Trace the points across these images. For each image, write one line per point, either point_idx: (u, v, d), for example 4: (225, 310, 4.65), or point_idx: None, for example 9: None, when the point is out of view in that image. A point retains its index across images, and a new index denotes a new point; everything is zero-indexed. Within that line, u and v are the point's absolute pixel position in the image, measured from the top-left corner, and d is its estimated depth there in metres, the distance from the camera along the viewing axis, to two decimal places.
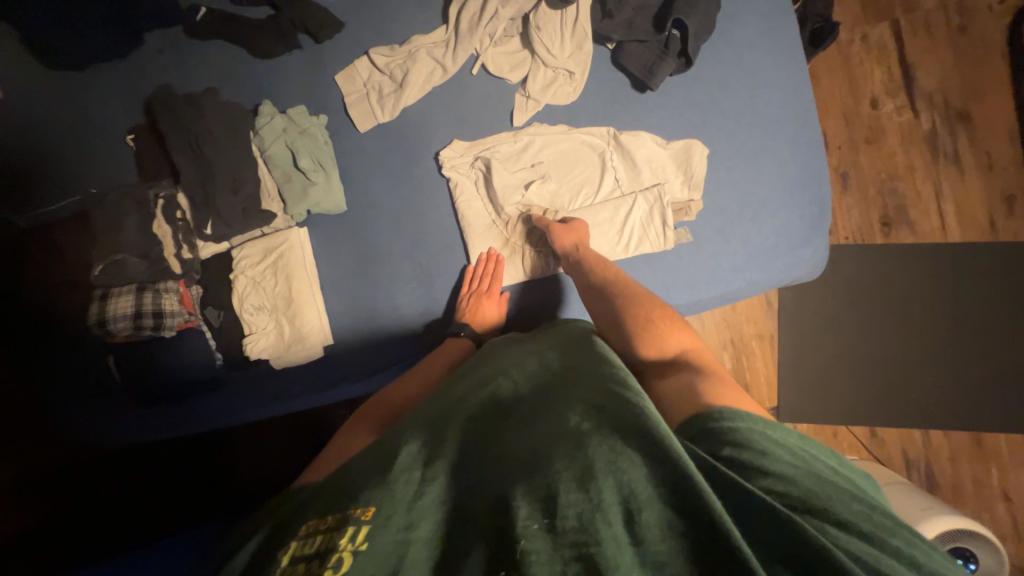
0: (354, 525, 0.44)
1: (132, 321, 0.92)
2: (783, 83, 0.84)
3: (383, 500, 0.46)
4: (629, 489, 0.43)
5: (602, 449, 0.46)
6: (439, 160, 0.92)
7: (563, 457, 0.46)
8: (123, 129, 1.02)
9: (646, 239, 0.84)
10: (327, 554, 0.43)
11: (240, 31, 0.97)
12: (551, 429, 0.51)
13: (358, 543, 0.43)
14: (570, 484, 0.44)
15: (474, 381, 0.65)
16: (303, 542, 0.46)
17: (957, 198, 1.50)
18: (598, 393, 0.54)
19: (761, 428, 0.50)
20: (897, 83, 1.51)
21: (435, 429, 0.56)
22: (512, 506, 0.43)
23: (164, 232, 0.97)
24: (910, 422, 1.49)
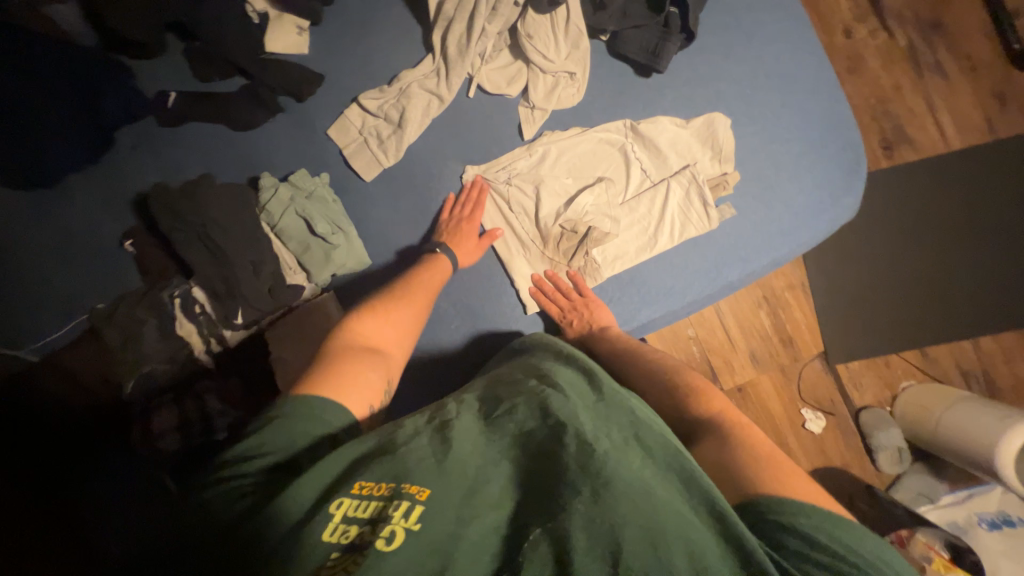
0: (409, 501, 0.50)
1: (182, 434, 0.88)
2: (787, 35, 0.82)
3: (440, 489, 0.51)
4: (698, 558, 0.46)
5: (673, 512, 0.49)
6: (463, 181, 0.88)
7: (628, 497, 0.49)
8: (118, 236, 0.97)
9: (693, 221, 0.82)
10: (380, 522, 0.49)
11: (216, 106, 0.93)
12: (614, 452, 0.53)
13: (413, 523, 0.48)
14: (635, 533, 0.46)
15: (522, 381, 0.66)
16: (356, 505, 0.50)
17: (949, 106, 1.50)
18: (661, 444, 0.56)
19: (832, 529, 0.49)
20: (864, 8, 1.51)
21: (488, 433, 0.58)
22: (569, 533, 0.47)
23: (188, 332, 0.92)
24: (958, 335, 1.49)
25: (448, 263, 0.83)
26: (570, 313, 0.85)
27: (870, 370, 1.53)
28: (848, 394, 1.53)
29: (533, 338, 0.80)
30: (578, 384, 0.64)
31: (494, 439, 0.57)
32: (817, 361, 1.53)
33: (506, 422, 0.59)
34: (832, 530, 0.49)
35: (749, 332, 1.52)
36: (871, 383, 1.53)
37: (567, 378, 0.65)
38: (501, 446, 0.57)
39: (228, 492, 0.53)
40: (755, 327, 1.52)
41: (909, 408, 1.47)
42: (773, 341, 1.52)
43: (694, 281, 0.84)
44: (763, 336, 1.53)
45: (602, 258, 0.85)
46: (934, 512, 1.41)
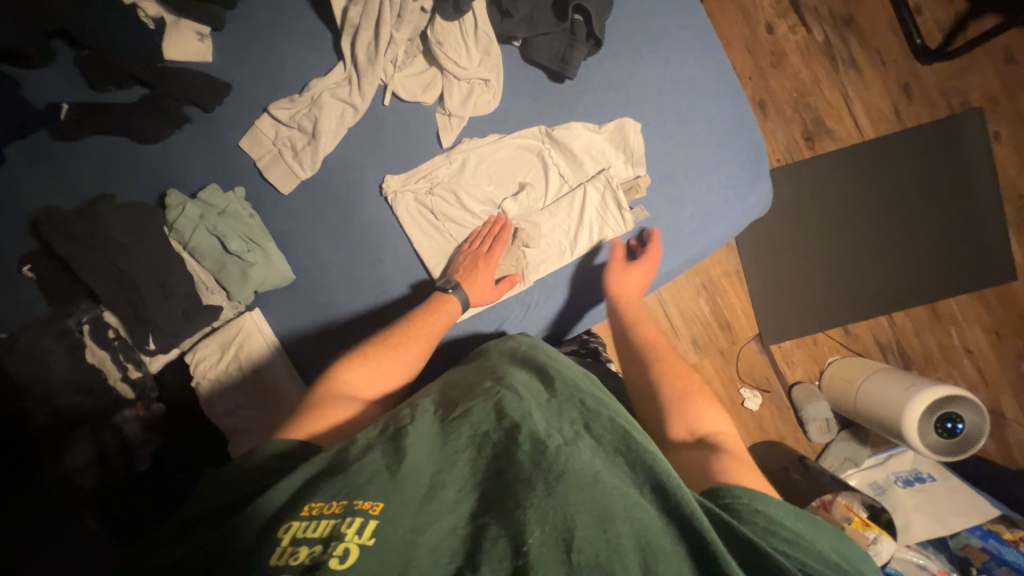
0: (364, 517, 0.47)
1: (98, 466, 0.84)
2: (692, 41, 0.85)
3: (392, 499, 0.49)
4: (647, 538, 0.46)
5: (620, 495, 0.48)
6: (385, 192, 0.87)
7: (579, 486, 0.48)
8: (15, 260, 0.90)
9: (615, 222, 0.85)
10: (331, 541, 0.45)
11: (113, 118, 0.87)
12: (565, 446, 0.53)
13: (366, 538, 0.45)
14: (589, 520, 0.46)
15: (479, 388, 0.65)
16: (306, 525, 0.47)
17: (863, 98, 1.60)
18: (614, 435, 0.56)
19: (791, 518, 0.51)
20: (785, 4, 1.58)
21: (446, 435, 0.57)
22: (523, 526, 0.45)
23: (100, 358, 0.88)
24: (876, 312, 1.61)
25: (460, 302, 0.82)
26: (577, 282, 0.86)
27: (801, 348, 1.63)
28: (782, 373, 1.63)
29: (485, 350, 0.81)
30: (532, 385, 0.65)
31: (448, 441, 0.56)
32: (753, 343, 1.62)
33: (462, 429, 0.57)
34: (795, 522, 0.50)
35: (690, 318, 1.59)
36: (802, 361, 1.63)
37: (522, 380, 0.66)
38: (456, 447, 0.55)
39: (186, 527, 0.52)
40: (696, 314, 1.59)
41: (835, 381, 1.58)
42: (712, 327, 1.60)
43: None
44: (703, 322, 1.60)
45: (531, 260, 0.86)
46: (858, 476, 1.53)
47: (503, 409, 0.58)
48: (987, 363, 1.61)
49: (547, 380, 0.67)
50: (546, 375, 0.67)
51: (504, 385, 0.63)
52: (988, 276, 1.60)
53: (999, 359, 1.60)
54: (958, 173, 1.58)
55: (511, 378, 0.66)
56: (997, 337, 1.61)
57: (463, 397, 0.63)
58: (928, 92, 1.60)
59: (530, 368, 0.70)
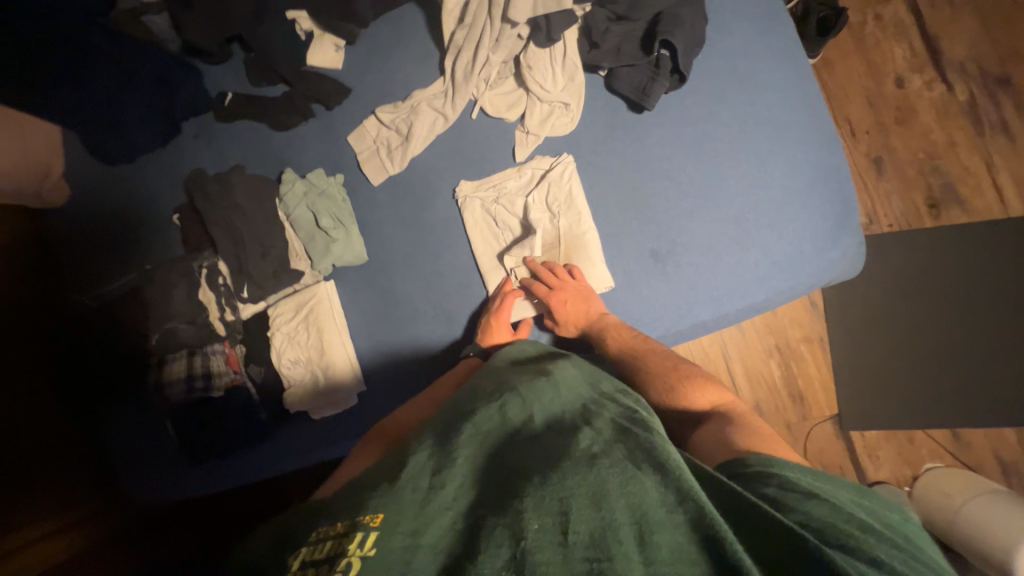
0: (364, 530, 0.44)
1: (185, 385, 1.00)
2: (785, 84, 0.82)
3: (393, 506, 0.46)
4: (641, 508, 0.45)
5: (616, 474, 0.48)
6: (457, 195, 0.95)
7: (574, 472, 0.48)
8: (171, 210, 1.13)
9: (675, 248, 0.84)
10: (337, 558, 0.43)
11: (259, 108, 1.06)
12: None
13: (368, 549, 0.43)
14: (584, 500, 0.45)
15: (484, 391, 0.67)
16: (313, 548, 0.45)
17: (1013, 169, 1.37)
18: (611, 427, 0.56)
19: (807, 476, 0.50)
20: (922, 57, 1.43)
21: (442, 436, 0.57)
22: (520, 514, 0.45)
23: (208, 298, 1.05)
24: (998, 421, 1.33)
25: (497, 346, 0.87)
26: (563, 294, 0.85)
27: (890, 442, 1.40)
28: (862, 467, 1.40)
29: (502, 352, 0.81)
30: (536, 385, 0.66)
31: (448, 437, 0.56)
32: (829, 424, 1.43)
33: (462, 426, 0.58)
34: (812, 479, 0.50)
35: (756, 380, 1.45)
36: (889, 458, 1.39)
37: (527, 382, 0.67)
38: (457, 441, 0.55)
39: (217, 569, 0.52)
40: (763, 377, 1.45)
41: (928, 491, 1.31)
42: (781, 395, 1.44)
43: (663, 316, 0.85)
44: (771, 388, 1.44)
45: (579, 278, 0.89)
46: None
47: (506, 412, 0.61)
48: None
49: (551, 380, 0.68)
50: (551, 378, 0.68)
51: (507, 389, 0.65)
52: None
53: None
54: None
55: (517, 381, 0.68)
56: None
57: (470, 399, 0.66)
58: None
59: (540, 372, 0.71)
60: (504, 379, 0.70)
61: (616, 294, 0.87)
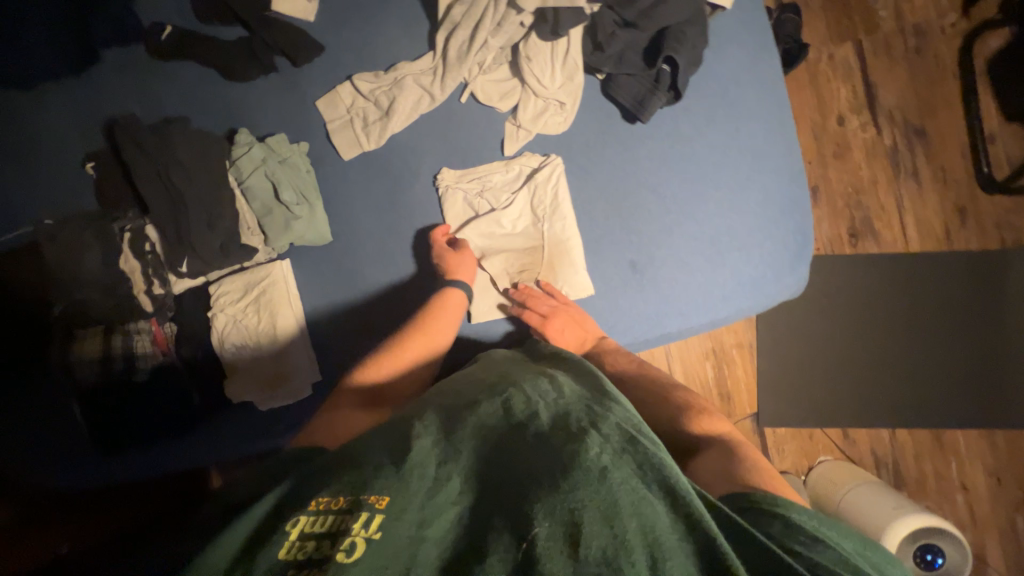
0: (369, 511, 0.45)
1: (101, 366, 0.87)
2: (765, 116, 0.87)
3: (398, 492, 0.47)
4: (654, 531, 0.44)
5: (630, 489, 0.47)
6: (438, 183, 0.90)
7: (586, 483, 0.47)
8: (83, 156, 0.94)
9: (654, 261, 0.87)
10: (340, 536, 0.44)
11: (207, 49, 0.91)
12: (572, 442, 0.52)
13: (372, 532, 0.44)
14: (596, 515, 0.44)
15: (487, 385, 0.67)
16: (314, 520, 0.46)
17: (916, 211, 1.59)
18: (621, 435, 0.55)
19: (813, 521, 0.53)
20: (861, 100, 1.59)
21: (446, 431, 0.57)
22: (530, 521, 0.45)
23: (131, 267, 0.90)
24: (878, 423, 1.58)
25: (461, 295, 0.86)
26: (558, 320, 0.85)
27: (796, 438, 1.60)
28: (769, 458, 1.60)
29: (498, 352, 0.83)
30: (540, 384, 0.66)
31: (452, 435, 0.56)
32: (748, 421, 1.60)
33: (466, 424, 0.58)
34: (818, 524, 0.53)
35: (692, 380, 1.58)
36: (792, 451, 1.60)
37: (531, 380, 0.67)
38: (462, 441, 0.55)
39: (209, 520, 0.54)
40: (699, 377, 1.57)
41: (820, 481, 1.53)
42: (712, 394, 1.58)
43: (635, 326, 0.88)
44: (704, 387, 1.58)
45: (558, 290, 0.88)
46: None
47: (515, 411, 0.60)
48: (982, 506, 1.55)
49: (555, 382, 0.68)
50: (554, 379, 0.68)
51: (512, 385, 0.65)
52: (1000, 418, 1.56)
53: (994, 505, 1.54)
54: (989, 308, 1.57)
55: (524, 381, 0.67)
56: (997, 482, 1.55)
57: (478, 397, 0.65)
58: (983, 221, 1.59)
59: (545, 374, 0.70)
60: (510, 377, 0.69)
61: (592, 301, 0.89)
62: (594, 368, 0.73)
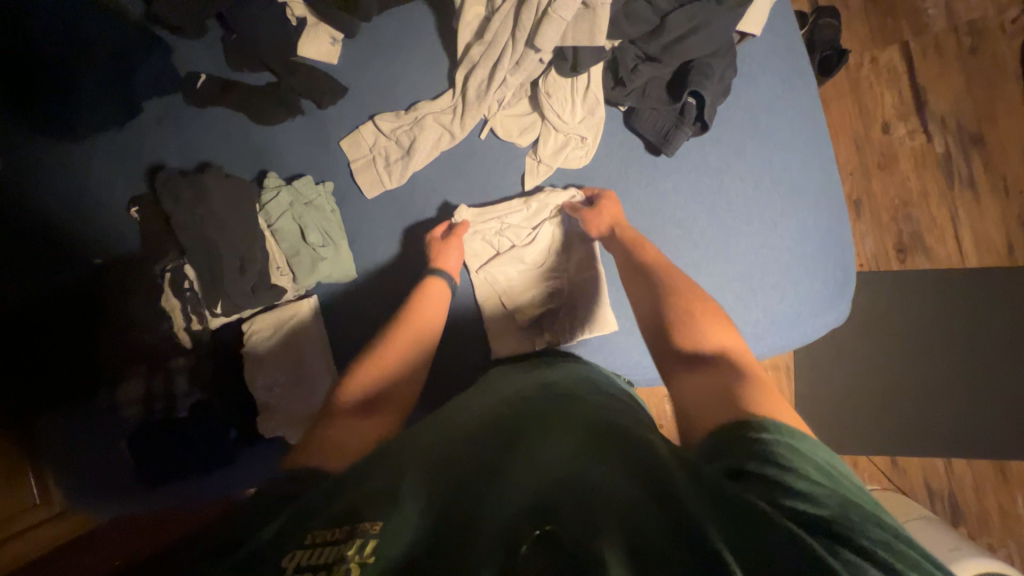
0: (363, 538, 0.40)
1: (144, 406, 0.94)
2: (801, 144, 0.82)
3: (390, 512, 0.43)
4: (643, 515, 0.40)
5: (619, 480, 0.44)
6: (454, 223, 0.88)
7: (574, 481, 0.44)
8: (128, 200, 1.00)
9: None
10: (332, 567, 0.39)
11: (239, 98, 0.95)
12: (561, 442, 0.50)
13: (366, 556, 0.39)
14: (580, 513, 0.41)
15: (482, 396, 0.66)
16: (309, 552, 0.40)
17: (973, 223, 1.47)
18: (610, 426, 0.53)
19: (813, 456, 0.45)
20: (908, 107, 1.48)
21: (437, 440, 0.54)
22: (519, 525, 0.40)
23: (172, 305, 0.94)
24: (932, 452, 1.46)
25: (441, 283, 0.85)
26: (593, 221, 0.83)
27: None
28: None
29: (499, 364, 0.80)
30: (533, 387, 0.65)
31: (443, 441, 0.54)
32: None
33: (456, 429, 0.56)
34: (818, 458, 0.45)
35: None
36: None
37: (525, 386, 0.66)
38: (452, 446, 0.53)
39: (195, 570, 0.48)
40: None
41: None
42: None
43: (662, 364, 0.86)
44: None
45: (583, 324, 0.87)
46: None
47: (504, 415, 0.58)
48: None
49: (549, 382, 0.66)
50: (547, 380, 0.67)
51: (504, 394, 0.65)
52: None
53: None
54: None
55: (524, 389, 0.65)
56: None
57: (470, 406, 0.64)
58: None
59: (542, 377, 0.69)
60: (509, 388, 0.67)
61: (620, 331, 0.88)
62: (588, 368, 0.72)
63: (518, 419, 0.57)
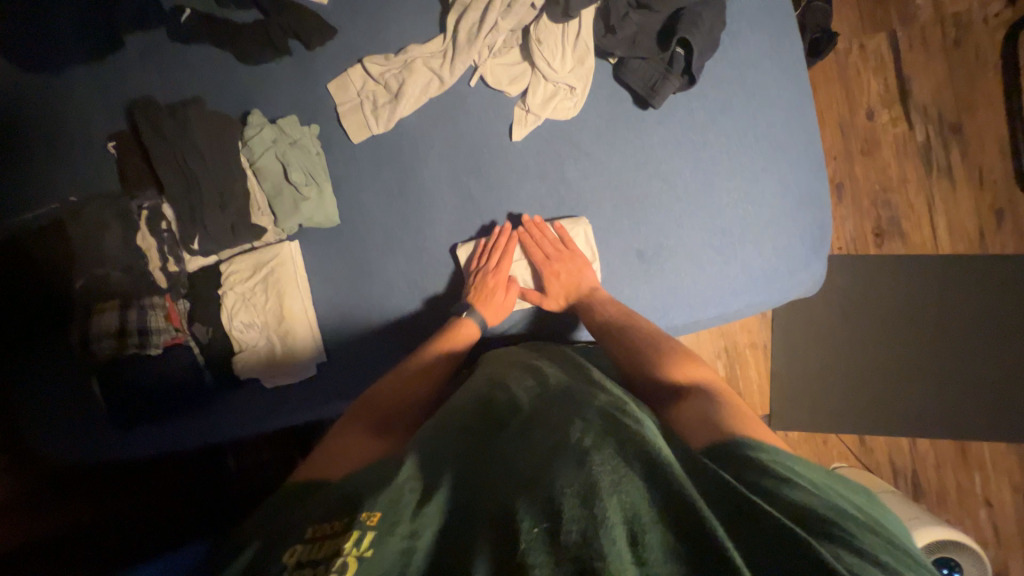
0: (360, 530, 0.44)
1: (116, 340, 0.89)
2: (783, 106, 0.85)
3: (387, 508, 0.47)
4: (631, 507, 0.42)
5: (607, 467, 0.45)
6: (457, 254, 0.91)
7: (565, 467, 0.46)
8: (105, 136, 0.97)
9: (661, 252, 0.85)
10: (331, 558, 0.42)
11: (225, 34, 0.92)
12: (554, 431, 0.52)
13: (364, 549, 0.42)
14: (574, 501, 0.43)
15: (482, 390, 0.70)
16: (309, 547, 0.44)
17: (948, 211, 1.51)
18: (601, 416, 0.54)
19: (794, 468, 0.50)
20: (893, 94, 1.52)
21: (437, 446, 0.58)
22: (513, 517, 0.43)
23: (148, 245, 0.93)
24: (899, 431, 1.51)
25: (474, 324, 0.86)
26: (555, 262, 0.86)
27: (808, 443, 1.54)
28: None
29: (497, 355, 0.84)
30: (532, 382, 0.68)
31: (445, 446, 0.58)
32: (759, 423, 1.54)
33: (457, 433, 0.60)
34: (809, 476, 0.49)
35: None
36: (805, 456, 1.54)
37: (523, 380, 0.70)
38: (453, 454, 0.56)
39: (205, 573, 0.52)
40: None
41: None
42: None
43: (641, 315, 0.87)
44: None
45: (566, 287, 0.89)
46: None
47: (501, 414, 0.62)
48: (1006, 522, 1.47)
49: (544, 376, 0.70)
50: (545, 375, 0.70)
51: (503, 387, 0.68)
52: None
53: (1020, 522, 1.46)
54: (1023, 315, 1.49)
55: (512, 385, 0.68)
56: None
57: (471, 402, 0.67)
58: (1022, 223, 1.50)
59: (539, 371, 0.72)
60: (505, 382, 0.70)
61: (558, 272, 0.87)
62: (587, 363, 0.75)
63: (515, 416, 0.60)
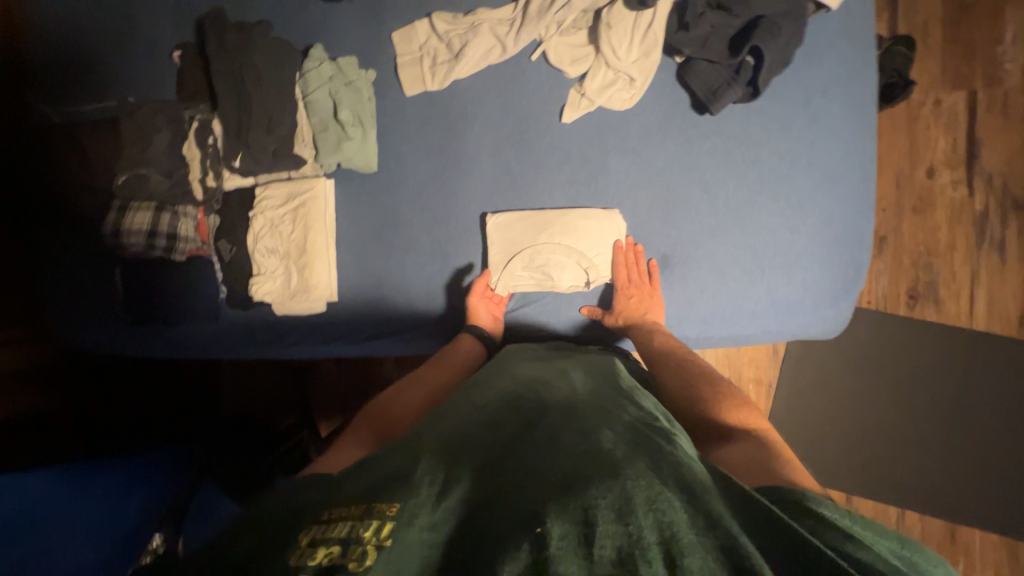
0: (381, 519, 0.42)
1: (146, 239, 0.92)
2: (843, 138, 0.82)
3: (408, 497, 0.44)
4: (669, 526, 0.41)
5: (643, 484, 0.44)
6: (485, 222, 0.91)
7: (599, 479, 0.45)
8: (173, 44, 1.00)
9: (687, 260, 0.85)
10: (351, 544, 0.40)
11: None
12: (584, 440, 0.51)
13: (384, 538, 0.40)
14: (608, 516, 0.42)
15: (503, 386, 0.68)
16: (323, 528, 0.42)
17: (992, 287, 1.45)
18: (630, 433, 0.53)
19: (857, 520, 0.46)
20: (959, 156, 1.45)
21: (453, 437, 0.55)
22: (545, 523, 0.41)
23: (192, 156, 0.95)
24: (889, 499, 1.46)
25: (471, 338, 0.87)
26: (633, 288, 0.84)
27: None
28: None
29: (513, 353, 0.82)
30: (556, 387, 0.65)
31: (463, 437, 0.55)
32: None
33: (476, 424, 0.58)
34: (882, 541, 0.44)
35: None
36: None
37: (547, 382, 0.67)
38: (471, 445, 0.54)
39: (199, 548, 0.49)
40: None
41: None
42: None
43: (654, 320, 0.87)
44: None
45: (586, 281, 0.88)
46: None
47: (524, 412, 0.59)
48: None
49: (568, 382, 0.67)
50: (571, 380, 0.67)
51: (525, 387, 0.66)
52: None
53: None
54: None
55: (537, 386, 0.66)
56: None
57: (490, 398, 0.64)
58: None
59: (565, 376, 0.69)
60: (528, 381, 0.68)
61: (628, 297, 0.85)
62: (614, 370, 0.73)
63: (539, 417, 0.58)
